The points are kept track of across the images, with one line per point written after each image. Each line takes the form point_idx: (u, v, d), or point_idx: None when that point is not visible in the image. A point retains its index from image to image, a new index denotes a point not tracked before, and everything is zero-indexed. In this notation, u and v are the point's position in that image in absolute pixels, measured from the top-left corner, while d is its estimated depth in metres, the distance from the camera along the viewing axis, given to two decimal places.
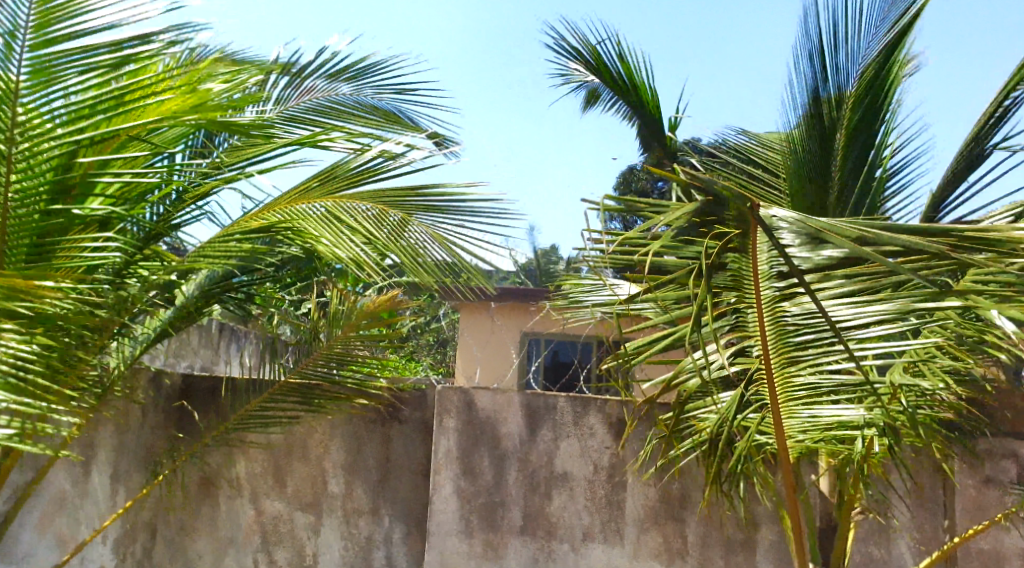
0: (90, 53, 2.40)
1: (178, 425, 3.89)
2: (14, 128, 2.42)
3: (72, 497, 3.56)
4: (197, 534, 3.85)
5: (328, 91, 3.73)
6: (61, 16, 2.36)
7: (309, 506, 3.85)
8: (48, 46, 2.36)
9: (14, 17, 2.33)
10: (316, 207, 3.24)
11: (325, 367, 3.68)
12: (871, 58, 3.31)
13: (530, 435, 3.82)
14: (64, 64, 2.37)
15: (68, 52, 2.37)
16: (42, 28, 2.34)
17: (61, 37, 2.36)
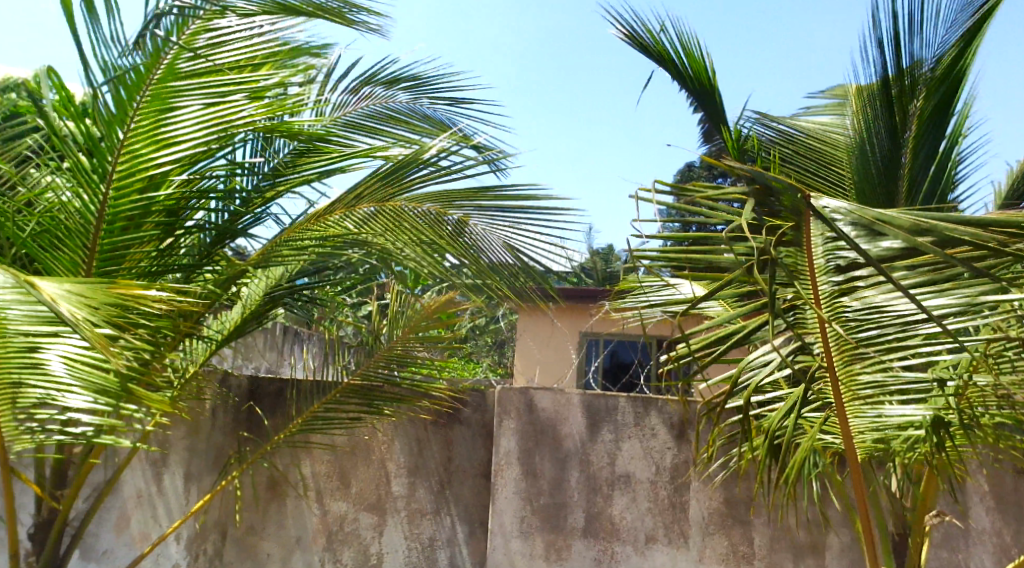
0: (211, 89, 2.74)
1: (248, 425, 3.94)
2: (118, 149, 2.74)
3: (147, 495, 3.82)
4: (265, 535, 3.91)
5: (386, 99, 3.82)
6: (196, 54, 2.71)
7: (373, 507, 3.91)
8: (173, 80, 2.70)
9: (150, 51, 2.65)
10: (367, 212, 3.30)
11: (386, 369, 3.74)
12: (949, 46, 3.15)
13: (591, 436, 3.80)
14: (178, 95, 2.71)
15: (192, 88, 2.72)
16: (172, 65, 2.68)
17: (189, 75, 2.71)
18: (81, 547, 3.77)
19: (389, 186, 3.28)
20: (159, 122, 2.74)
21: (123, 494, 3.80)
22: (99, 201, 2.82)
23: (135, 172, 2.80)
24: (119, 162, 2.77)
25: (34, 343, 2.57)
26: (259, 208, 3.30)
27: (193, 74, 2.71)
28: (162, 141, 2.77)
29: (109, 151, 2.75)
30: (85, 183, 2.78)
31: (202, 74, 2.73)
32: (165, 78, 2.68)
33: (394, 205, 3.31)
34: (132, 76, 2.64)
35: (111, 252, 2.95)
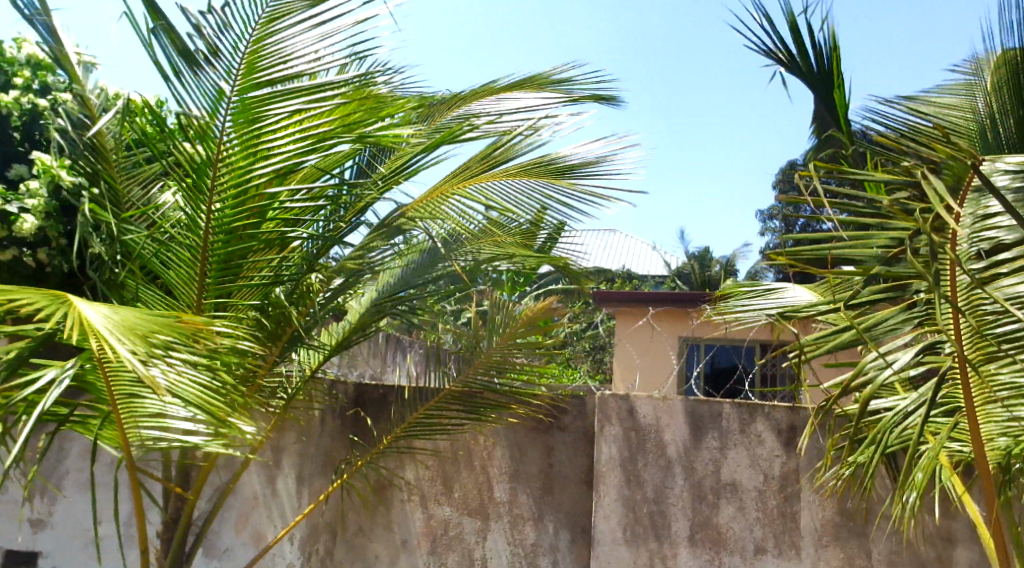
0: (287, 96, 2.89)
1: (355, 430, 4.06)
2: (218, 163, 2.95)
3: (263, 497, 4.02)
4: (373, 536, 4.01)
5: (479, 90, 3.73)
6: (266, 64, 2.85)
7: (475, 512, 3.96)
8: (253, 90, 2.87)
9: (228, 66, 2.84)
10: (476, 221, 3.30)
11: (486, 376, 3.79)
12: None
13: (695, 443, 3.74)
14: (264, 104, 2.88)
15: (269, 96, 2.88)
16: (249, 76, 2.85)
17: (264, 84, 2.86)
18: (205, 544, 4.01)
19: (458, 175, 3.22)
20: (253, 133, 2.92)
21: (241, 495, 4.01)
22: (206, 213, 3.05)
23: (237, 183, 3.00)
24: (221, 176, 2.98)
25: None
26: (353, 217, 3.40)
27: (267, 84, 2.86)
28: (255, 150, 2.94)
29: (210, 166, 2.96)
30: (192, 199, 3.03)
31: (275, 82, 2.87)
32: (244, 89, 2.85)
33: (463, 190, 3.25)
34: (215, 91, 2.84)
35: (226, 263, 3.18)
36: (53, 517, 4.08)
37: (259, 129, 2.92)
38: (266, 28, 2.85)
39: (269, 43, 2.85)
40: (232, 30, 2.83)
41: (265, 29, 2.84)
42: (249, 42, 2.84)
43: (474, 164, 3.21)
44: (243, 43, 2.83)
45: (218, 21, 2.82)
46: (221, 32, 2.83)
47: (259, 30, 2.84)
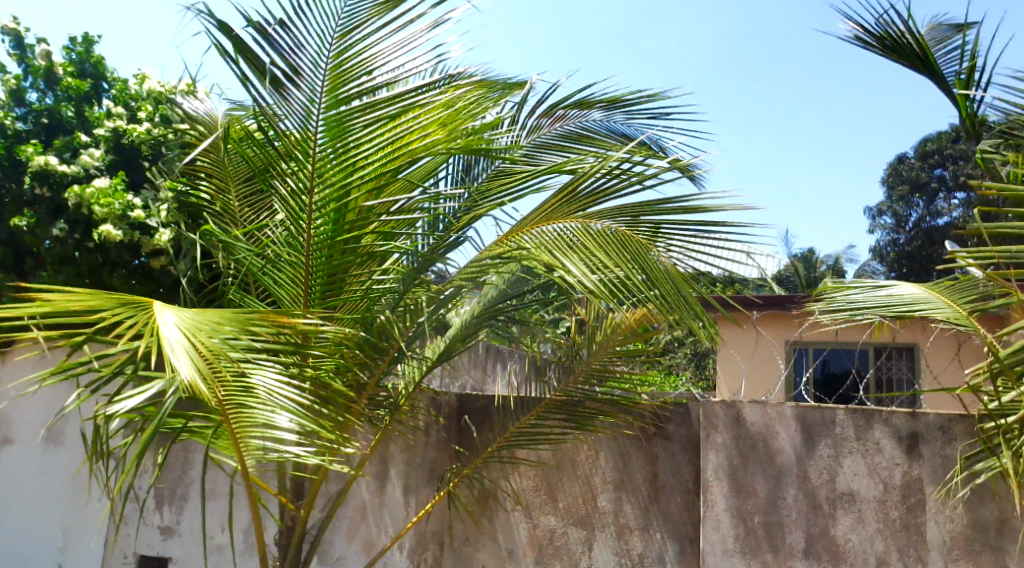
0: (374, 109, 2.95)
1: (459, 439, 4.18)
2: (310, 182, 3.01)
3: (372, 506, 4.19)
4: (479, 546, 4.18)
5: (580, 117, 3.82)
6: (350, 77, 2.93)
7: (582, 521, 4.03)
8: (339, 106, 2.93)
9: (312, 85, 2.92)
10: (568, 234, 3.26)
11: (587, 385, 3.80)
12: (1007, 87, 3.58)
13: (807, 451, 3.61)
14: (349, 119, 2.94)
15: (356, 109, 2.94)
16: (333, 92, 2.92)
17: (350, 97, 2.93)
18: (319, 553, 4.22)
19: (569, 202, 3.30)
20: (343, 148, 2.97)
21: (351, 506, 4.20)
22: (305, 232, 3.12)
23: (335, 202, 3.05)
24: (315, 196, 3.04)
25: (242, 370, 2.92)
26: (459, 232, 3.43)
27: (353, 96, 2.93)
28: (341, 164, 2.99)
29: (303, 187, 3.03)
30: (292, 219, 3.10)
31: (361, 93, 2.94)
32: (329, 105, 2.93)
33: (569, 219, 3.29)
34: (303, 111, 2.93)
35: (329, 280, 3.26)
36: (181, 525, 4.20)
37: (351, 141, 2.96)
38: (342, 42, 2.92)
39: (349, 55, 2.92)
40: (308, 47, 2.92)
41: (341, 42, 2.92)
42: (330, 58, 2.92)
43: (583, 195, 3.28)
44: (323, 58, 2.92)
45: (293, 42, 2.92)
46: (300, 51, 2.92)
47: (337, 43, 2.92)
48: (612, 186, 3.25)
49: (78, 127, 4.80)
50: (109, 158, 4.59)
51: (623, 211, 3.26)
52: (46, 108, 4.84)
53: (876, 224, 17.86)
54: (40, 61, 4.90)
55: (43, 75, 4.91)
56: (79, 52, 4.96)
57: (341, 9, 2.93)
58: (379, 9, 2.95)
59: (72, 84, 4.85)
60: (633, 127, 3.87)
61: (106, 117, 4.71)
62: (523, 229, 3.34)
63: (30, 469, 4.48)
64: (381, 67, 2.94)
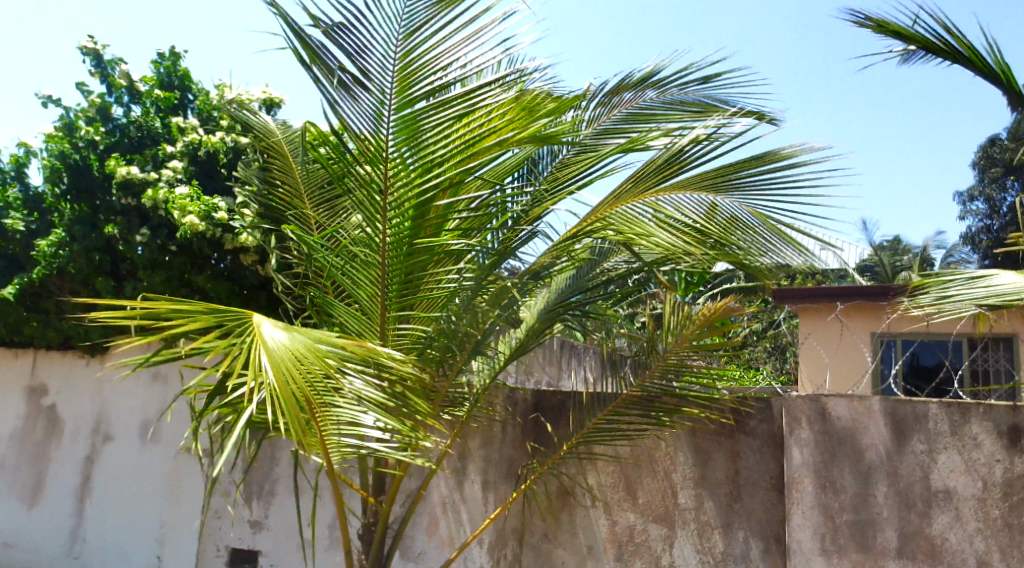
0: (444, 107, 2.99)
1: (535, 435, 4.20)
2: (385, 183, 3.09)
3: (451, 501, 4.30)
4: (559, 543, 4.23)
5: (637, 98, 3.74)
6: (418, 78, 2.95)
7: (661, 518, 4.03)
8: (410, 107, 2.98)
9: (381, 86, 2.95)
10: (651, 215, 3.16)
11: (663, 380, 3.76)
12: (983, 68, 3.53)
13: (898, 447, 3.49)
14: (420, 119, 2.99)
15: (426, 111, 2.98)
16: (402, 94, 2.96)
17: (418, 99, 2.96)
18: (402, 548, 4.34)
19: (642, 181, 3.18)
20: (418, 148, 3.03)
21: (432, 500, 4.32)
22: (382, 232, 3.20)
23: (413, 204, 3.13)
24: (389, 196, 3.12)
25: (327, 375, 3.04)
26: (529, 225, 3.48)
27: (422, 97, 2.96)
28: (416, 163, 3.05)
29: (379, 187, 3.10)
30: (369, 219, 3.18)
31: (432, 94, 2.97)
32: (399, 107, 2.97)
33: (646, 199, 3.19)
34: (374, 113, 2.97)
35: (407, 276, 3.34)
36: (268, 519, 4.32)
37: (422, 141, 3.03)
38: (407, 42, 2.93)
39: (415, 57, 2.93)
40: (374, 49, 2.94)
41: (406, 44, 2.93)
42: (397, 59, 2.94)
43: (658, 171, 3.16)
44: (390, 61, 2.94)
45: (359, 44, 2.93)
46: (366, 52, 2.94)
47: (402, 45, 2.93)
48: (688, 157, 3.15)
49: (162, 138, 4.98)
50: (190, 169, 4.75)
51: (701, 182, 3.18)
52: (136, 122, 5.02)
53: (965, 210, 17.18)
54: (122, 79, 5.06)
55: (125, 90, 5.06)
56: (167, 66, 5.08)
57: (404, 10, 2.92)
58: (442, 8, 2.92)
59: (160, 97, 5.02)
60: (690, 98, 3.77)
61: (183, 130, 4.87)
62: (608, 209, 3.23)
63: (128, 465, 4.69)
64: (447, 67, 2.95)
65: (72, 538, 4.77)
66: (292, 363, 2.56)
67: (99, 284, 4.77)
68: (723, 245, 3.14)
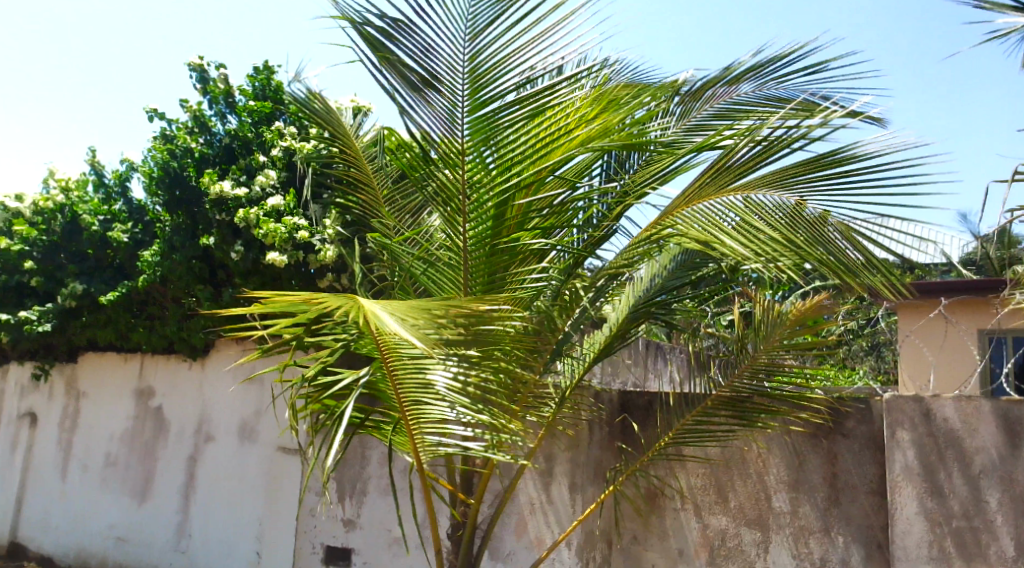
0: (520, 106, 3.02)
1: (623, 436, 4.18)
2: (461, 185, 3.12)
3: (539, 503, 4.32)
4: (649, 545, 4.19)
5: (729, 93, 3.67)
6: (488, 77, 2.99)
7: (755, 522, 3.95)
8: (482, 108, 3.01)
9: (452, 89, 3.00)
10: (730, 219, 3.07)
11: (754, 381, 3.67)
12: None
13: (1012, 450, 3.31)
14: (495, 119, 3.02)
15: (499, 110, 3.01)
16: (474, 95, 3.00)
17: (491, 98, 3.00)
18: (491, 548, 4.38)
19: (718, 178, 3.15)
20: (497, 148, 3.06)
21: (520, 501, 4.34)
22: (461, 235, 3.25)
23: (494, 206, 3.17)
24: (467, 198, 3.15)
25: (421, 367, 3.11)
26: (611, 224, 3.47)
27: (494, 97, 2.99)
28: (495, 162, 3.08)
29: (455, 191, 3.15)
30: (449, 223, 3.23)
31: (503, 94, 3.00)
32: (472, 109, 3.01)
33: (723, 196, 3.13)
34: (448, 116, 3.02)
35: (490, 280, 3.36)
36: (361, 518, 4.43)
37: (496, 143, 3.05)
38: (474, 43, 2.99)
39: (484, 57, 2.98)
40: (440, 50, 2.99)
41: (473, 44, 2.99)
42: (465, 61, 2.99)
43: (734, 167, 3.12)
44: (458, 61, 2.99)
45: (422, 45, 2.99)
46: (431, 54, 3.00)
47: (468, 45, 2.99)
48: (768, 152, 3.09)
49: (255, 149, 5.12)
50: (283, 176, 4.96)
51: (780, 177, 3.10)
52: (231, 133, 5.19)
53: None
54: (221, 85, 5.30)
55: (222, 98, 5.28)
56: (262, 80, 5.29)
57: (467, 11, 2.98)
58: (505, 8, 2.98)
59: (255, 107, 5.15)
60: (790, 92, 3.65)
61: (283, 135, 5.06)
62: (677, 210, 3.23)
63: (229, 465, 4.89)
64: (516, 65, 2.99)
65: (178, 536, 5.00)
66: (405, 315, 2.63)
67: (198, 292, 4.95)
68: (806, 249, 2.99)
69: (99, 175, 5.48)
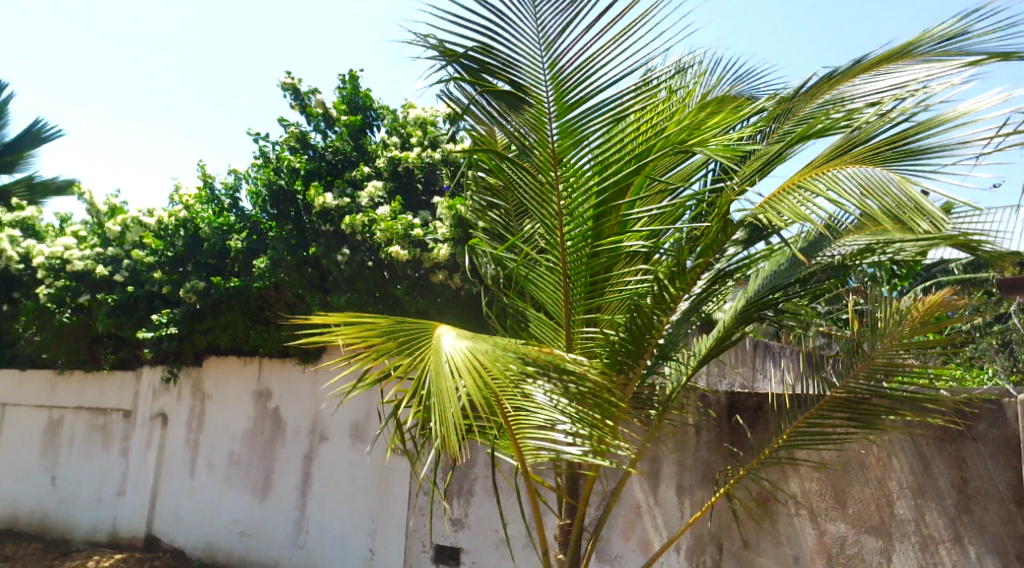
0: (610, 106, 2.98)
1: (732, 438, 4.07)
2: (558, 188, 3.12)
3: (646, 506, 4.26)
4: (762, 551, 4.06)
5: (850, 81, 3.24)
6: (573, 83, 2.96)
7: (876, 529, 3.78)
8: (571, 112, 3.00)
9: (539, 98, 3.00)
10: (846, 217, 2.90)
11: (872, 382, 3.49)
12: None
13: None
14: (587, 121, 3.00)
15: (588, 111, 2.99)
16: (561, 98, 2.98)
17: (579, 101, 2.97)
18: (598, 550, 4.36)
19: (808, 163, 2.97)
20: (593, 151, 3.05)
21: (626, 504, 4.30)
22: (558, 240, 3.23)
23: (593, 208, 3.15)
24: (564, 202, 3.15)
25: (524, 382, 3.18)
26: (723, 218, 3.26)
27: (581, 101, 2.97)
28: (591, 162, 3.05)
29: (553, 193, 3.15)
30: (548, 228, 3.22)
31: (585, 98, 2.97)
32: (563, 113, 3.00)
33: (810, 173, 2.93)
34: (538, 121, 3.03)
35: (592, 283, 3.35)
36: (469, 518, 4.52)
37: (587, 148, 3.04)
38: (551, 52, 2.92)
39: (564, 63, 2.93)
40: (521, 64, 2.98)
41: (550, 52, 2.93)
42: (547, 70, 2.95)
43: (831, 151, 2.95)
44: (540, 71, 2.96)
45: (504, 61, 3.00)
46: (513, 67, 3.00)
47: (546, 55, 2.93)
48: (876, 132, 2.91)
49: (360, 158, 5.41)
50: (389, 186, 5.13)
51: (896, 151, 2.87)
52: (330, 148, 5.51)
53: None
54: (318, 108, 5.55)
55: (321, 117, 5.54)
56: (349, 90, 5.56)
57: (537, 19, 2.91)
58: (575, 8, 2.85)
59: (350, 121, 5.46)
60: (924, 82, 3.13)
61: (386, 146, 5.27)
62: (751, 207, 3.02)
63: (343, 465, 5.06)
64: (598, 67, 2.94)
65: (296, 531, 5.22)
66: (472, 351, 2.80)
67: (310, 297, 5.16)
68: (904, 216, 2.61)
69: (211, 188, 5.76)
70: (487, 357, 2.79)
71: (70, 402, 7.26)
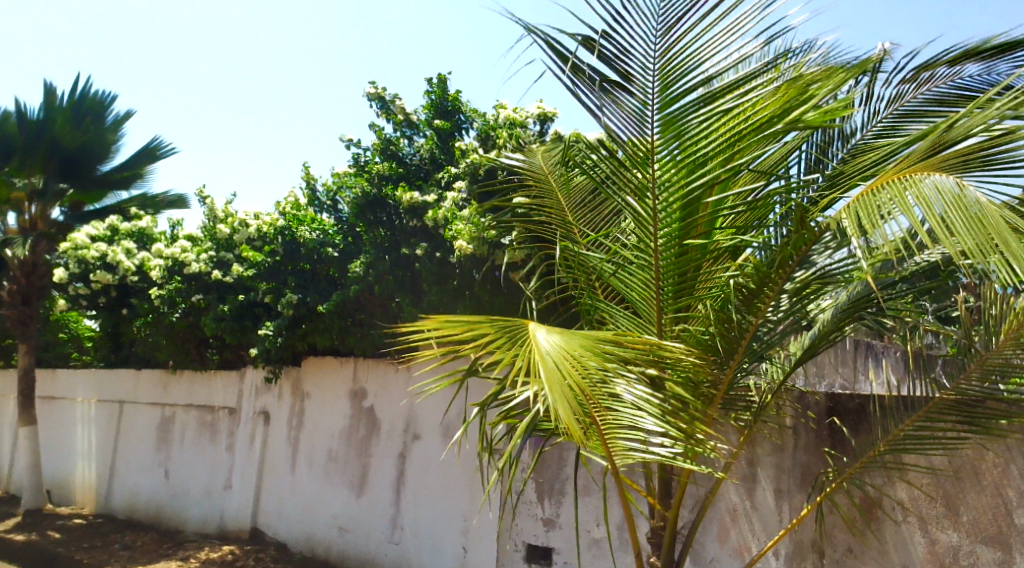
0: (713, 100, 2.90)
1: (833, 442, 3.91)
2: (652, 183, 3.06)
3: (743, 509, 4.15)
4: (866, 559, 3.87)
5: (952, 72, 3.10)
6: (680, 73, 2.90)
7: (993, 539, 3.57)
8: (672, 104, 2.93)
9: (644, 89, 2.95)
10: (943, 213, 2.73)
11: (986, 383, 3.26)
12: None
13: None
14: (687, 114, 2.93)
15: (690, 103, 2.92)
16: (665, 89, 2.93)
17: (681, 93, 2.91)
18: (693, 553, 4.26)
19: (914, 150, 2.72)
20: (688, 145, 2.97)
21: (721, 507, 4.19)
22: (650, 236, 3.17)
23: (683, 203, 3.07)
24: (658, 197, 3.09)
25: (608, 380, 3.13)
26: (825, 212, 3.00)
27: (684, 93, 2.90)
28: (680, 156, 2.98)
29: (647, 188, 3.08)
30: (641, 223, 3.16)
31: (686, 91, 2.89)
32: (662, 106, 2.94)
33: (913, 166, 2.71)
34: (640, 112, 2.99)
35: (681, 281, 3.28)
36: (561, 518, 4.52)
37: (685, 141, 2.96)
38: (667, 38, 2.89)
39: (676, 50, 2.88)
40: (634, 52, 2.92)
41: (664, 40, 2.89)
42: (657, 57, 2.91)
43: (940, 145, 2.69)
44: (649, 60, 2.92)
45: (618, 48, 2.93)
46: (627, 56, 2.94)
47: (661, 41, 2.90)
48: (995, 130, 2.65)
49: (444, 163, 5.63)
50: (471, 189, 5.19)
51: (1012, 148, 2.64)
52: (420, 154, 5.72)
53: None
54: (401, 115, 5.73)
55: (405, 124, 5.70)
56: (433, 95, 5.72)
57: (659, 6, 2.87)
58: None
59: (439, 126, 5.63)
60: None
61: (463, 152, 5.33)
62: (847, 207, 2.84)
63: (438, 464, 5.14)
64: (708, 57, 2.86)
65: (392, 527, 5.32)
66: (563, 350, 2.72)
67: (402, 299, 5.26)
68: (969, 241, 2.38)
69: (313, 190, 5.96)
70: (580, 358, 2.72)
71: (180, 400, 7.60)
